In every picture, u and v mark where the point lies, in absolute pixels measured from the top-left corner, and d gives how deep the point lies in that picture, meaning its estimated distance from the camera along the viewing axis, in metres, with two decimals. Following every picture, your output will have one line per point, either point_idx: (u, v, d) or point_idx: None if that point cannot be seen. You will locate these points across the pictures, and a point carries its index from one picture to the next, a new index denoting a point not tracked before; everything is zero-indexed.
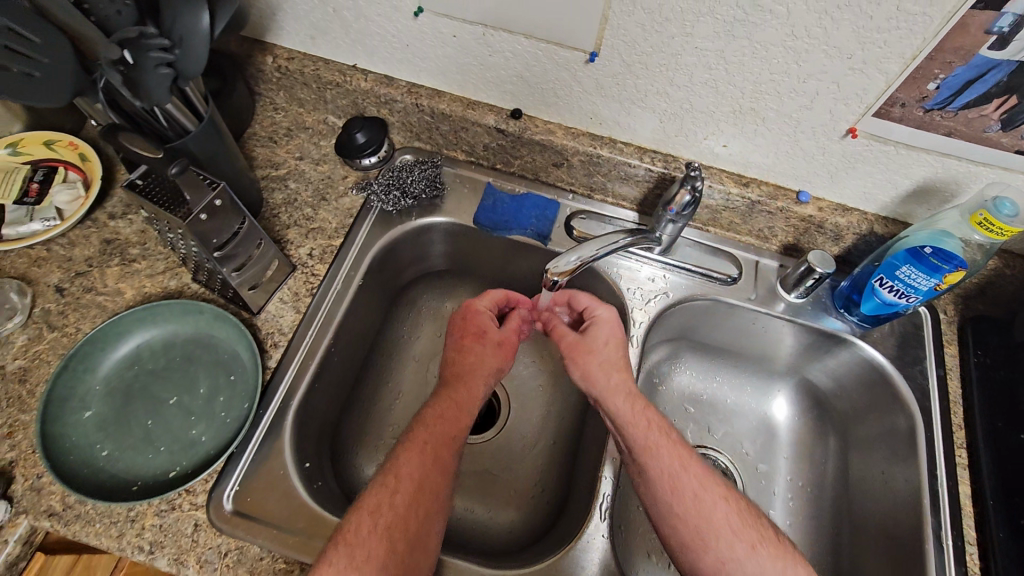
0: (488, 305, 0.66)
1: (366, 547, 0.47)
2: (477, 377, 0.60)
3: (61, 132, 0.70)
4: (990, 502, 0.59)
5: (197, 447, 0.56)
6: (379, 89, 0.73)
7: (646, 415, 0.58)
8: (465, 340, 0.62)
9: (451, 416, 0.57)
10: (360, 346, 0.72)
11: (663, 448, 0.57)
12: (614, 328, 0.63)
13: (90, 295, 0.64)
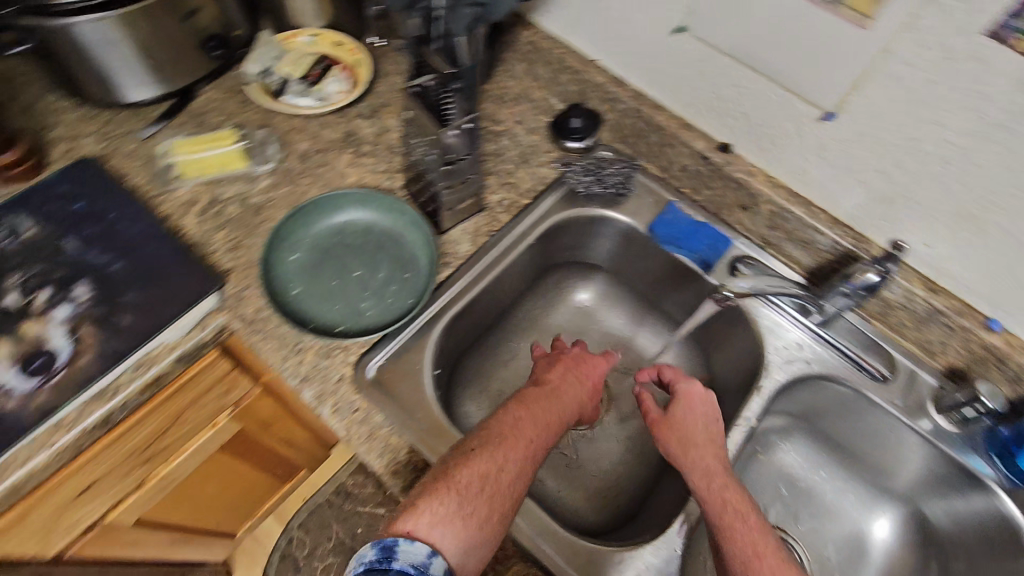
0: (584, 351, 0.69)
1: (475, 495, 0.49)
2: (570, 389, 0.63)
3: (348, 37, 0.84)
4: None
5: (362, 316, 0.65)
6: (610, 87, 0.80)
7: (723, 487, 0.57)
8: (563, 364, 0.66)
9: (551, 412, 0.59)
10: (505, 298, 0.79)
11: (747, 529, 0.54)
12: (705, 403, 0.65)
13: (325, 169, 0.76)
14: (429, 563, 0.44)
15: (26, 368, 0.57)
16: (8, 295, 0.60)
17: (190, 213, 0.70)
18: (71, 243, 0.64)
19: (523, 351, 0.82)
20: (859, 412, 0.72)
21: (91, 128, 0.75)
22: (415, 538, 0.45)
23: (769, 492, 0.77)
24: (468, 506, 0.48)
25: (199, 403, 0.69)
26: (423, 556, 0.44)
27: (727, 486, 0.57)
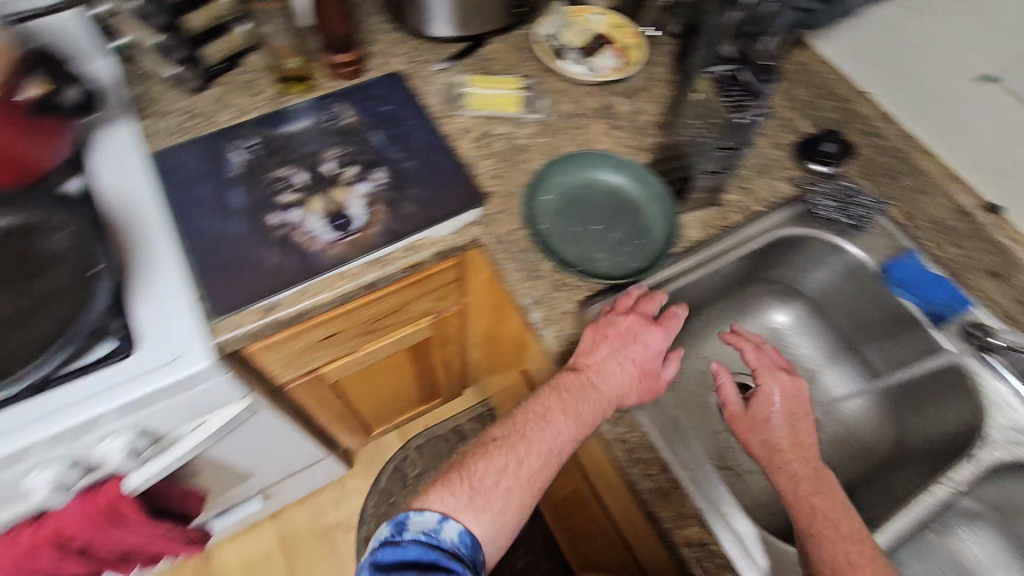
0: (647, 325, 0.64)
1: (499, 483, 0.54)
2: (610, 380, 0.60)
3: (628, 22, 0.91)
4: None
5: (594, 265, 0.71)
6: (876, 120, 0.78)
7: (807, 492, 0.55)
8: (614, 339, 0.62)
9: (580, 404, 0.58)
10: (709, 295, 0.81)
11: (834, 537, 0.52)
12: (797, 398, 0.62)
13: (582, 130, 0.83)
14: (439, 528, 0.50)
15: (331, 222, 0.69)
16: (327, 164, 0.74)
17: (467, 136, 0.80)
18: (377, 136, 0.77)
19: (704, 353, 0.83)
20: None
21: (401, 50, 0.88)
22: (424, 510, 0.52)
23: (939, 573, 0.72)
24: (493, 489, 0.53)
25: (422, 297, 0.80)
26: (433, 523, 0.50)
27: (815, 491, 0.55)
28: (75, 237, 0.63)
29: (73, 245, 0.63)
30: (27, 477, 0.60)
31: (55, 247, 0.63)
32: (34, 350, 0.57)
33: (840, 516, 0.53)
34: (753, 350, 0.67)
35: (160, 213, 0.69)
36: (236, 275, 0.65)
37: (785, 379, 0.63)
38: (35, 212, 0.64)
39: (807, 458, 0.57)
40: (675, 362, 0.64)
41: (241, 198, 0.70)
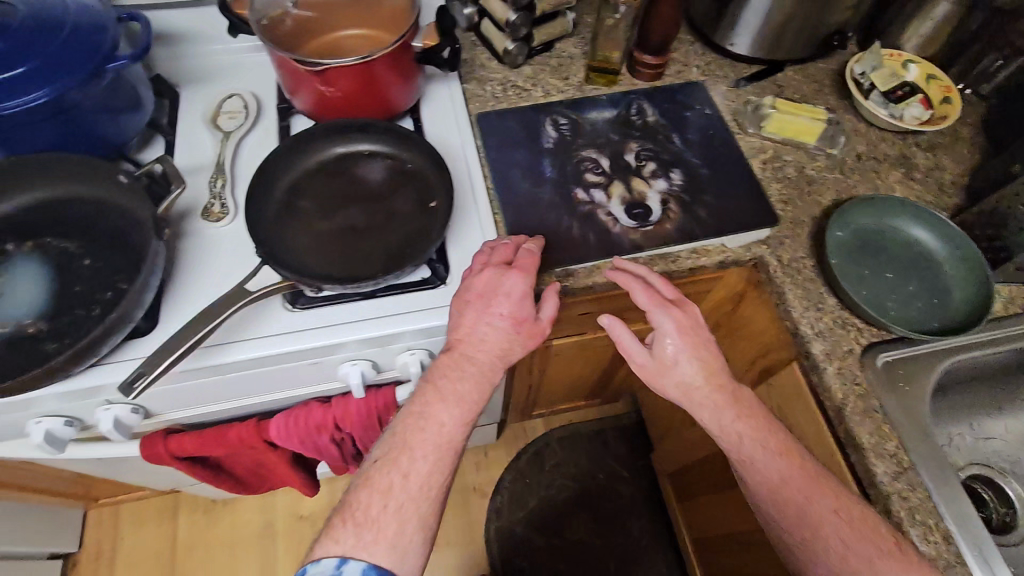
0: (506, 271, 0.62)
1: (386, 509, 0.53)
2: (483, 333, 0.60)
3: (943, 74, 0.86)
4: None
5: (886, 313, 0.69)
6: None
7: (733, 428, 0.61)
8: (496, 284, 0.62)
9: (460, 363, 0.59)
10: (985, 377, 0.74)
11: (755, 442, 0.60)
12: (692, 331, 0.63)
13: (876, 174, 0.80)
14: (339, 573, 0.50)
15: (630, 211, 0.72)
16: (629, 155, 0.77)
17: (759, 156, 0.80)
18: (677, 139, 0.80)
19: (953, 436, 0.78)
20: None
21: (698, 61, 0.91)
22: (326, 557, 0.51)
23: None
24: (382, 516, 0.53)
25: None
26: (330, 571, 0.50)
27: (743, 455, 0.60)
28: (423, 172, 0.72)
29: (421, 178, 0.72)
30: (343, 365, 0.69)
31: (404, 177, 0.72)
32: (386, 261, 0.66)
33: (757, 454, 0.60)
34: (641, 291, 0.63)
35: (482, 166, 0.76)
36: (541, 239, 0.70)
37: (710, 355, 0.62)
38: (394, 141, 0.73)
39: (735, 412, 0.61)
40: (552, 298, 0.63)
41: (551, 170, 0.76)
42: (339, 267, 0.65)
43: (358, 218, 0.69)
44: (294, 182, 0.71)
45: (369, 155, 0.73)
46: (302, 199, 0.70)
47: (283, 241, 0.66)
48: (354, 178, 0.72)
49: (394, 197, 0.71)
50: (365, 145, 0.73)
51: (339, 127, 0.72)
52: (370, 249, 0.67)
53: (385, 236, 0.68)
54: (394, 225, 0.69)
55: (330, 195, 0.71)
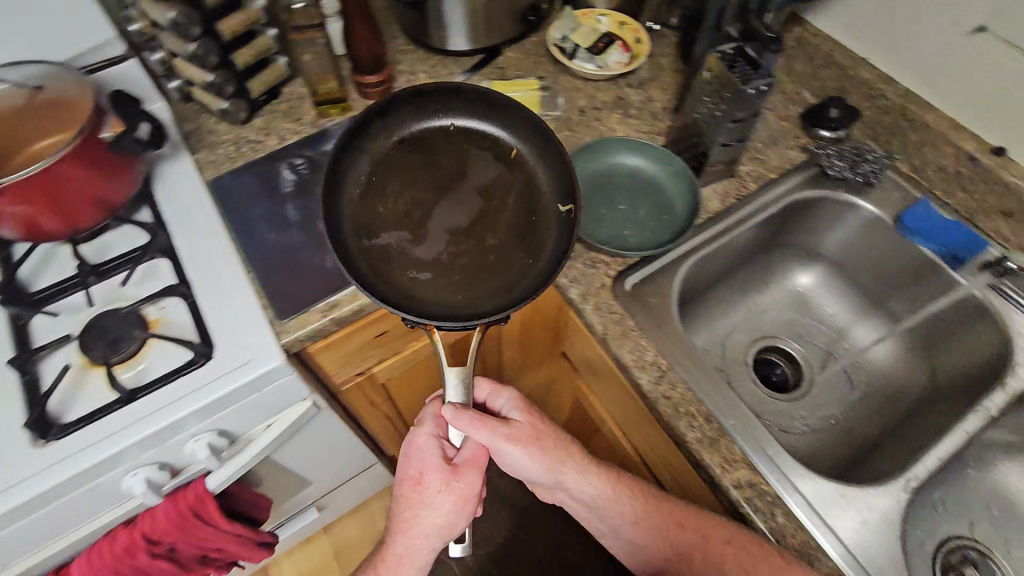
0: (452, 471, 0.67)
1: None
2: (435, 516, 0.67)
3: (631, 18, 0.97)
4: None
5: (624, 241, 0.76)
6: (877, 84, 0.84)
7: (616, 497, 0.68)
8: (421, 483, 0.67)
9: (427, 535, 0.68)
10: (729, 265, 0.85)
11: (625, 499, 0.68)
12: (534, 432, 0.68)
13: (597, 123, 0.89)
14: None
15: None
16: None
17: None
18: None
19: (734, 328, 0.88)
20: None
21: (424, 67, 0.95)
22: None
23: (980, 511, 0.76)
24: None
25: None
26: None
27: (639, 518, 0.67)
28: (512, 150, 0.76)
29: (516, 153, 0.75)
30: (126, 478, 0.65)
31: (516, 156, 0.75)
32: (531, 262, 0.68)
33: (632, 503, 0.68)
34: (484, 423, 0.65)
35: (223, 230, 0.75)
36: (294, 280, 0.70)
37: (556, 445, 0.69)
38: (489, 112, 0.75)
39: (576, 472, 0.68)
40: (470, 446, 0.68)
41: (296, 212, 0.76)
42: (480, 298, 0.66)
43: (457, 220, 0.70)
44: (363, 219, 0.68)
45: (133, 263, 0.72)
46: (374, 236, 0.68)
47: (378, 258, 0.67)
48: (437, 164, 0.74)
49: (500, 194, 0.73)
50: (464, 122, 0.76)
51: (419, 94, 0.74)
52: (491, 258, 0.69)
53: (485, 220, 0.71)
54: (495, 210, 0.72)
55: (431, 186, 0.72)
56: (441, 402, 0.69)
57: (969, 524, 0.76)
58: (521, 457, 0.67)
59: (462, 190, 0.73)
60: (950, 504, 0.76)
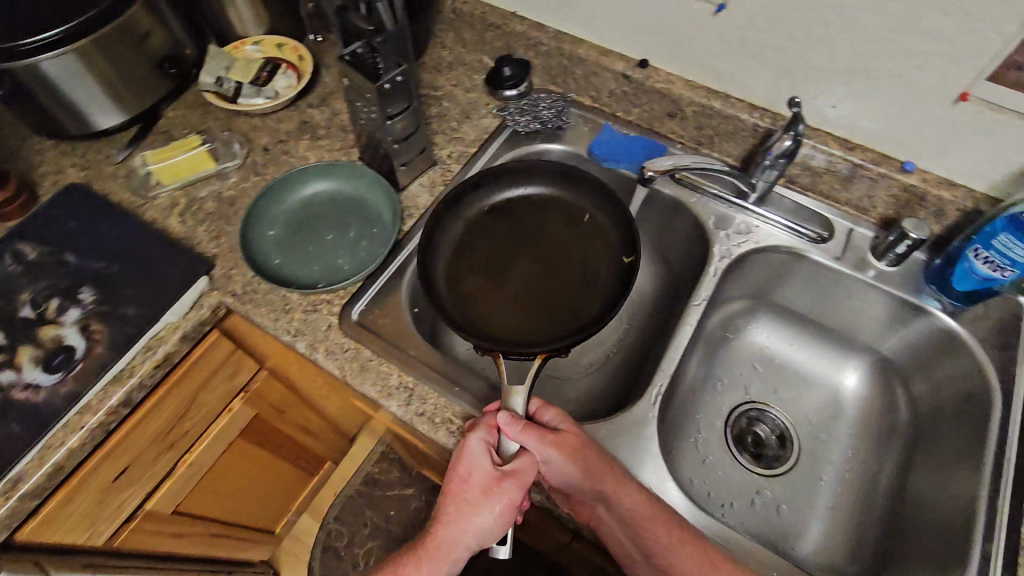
0: (497, 477, 0.57)
1: None
2: (474, 522, 0.57)
3: (289, 38, 0.91)
4: None
5: (340, 271, 0.72)
6: (531, 33, 0.85)
7: (658, 538, 0.58)
8: (465, 492, 0.57)
9: (455, 541, 0.58)
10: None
11: (658, 531, 0.58)
12: (584, 454, 0.58)
13: (286, 157, 0.83)
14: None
15: (50, 364, 0.64)
16: (25, 309, 0.68)
17: (173, 214, 0.77)
18: (72, 257, 0.71)
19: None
20: (808, 277, 0.79)
21: (72, 160, 0.82)
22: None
23: (747, 375, 0.85)
24: None
25: (204, 388, 0.75)
26: None
27: (666, 550, 0.58)
28: (582, 212, 0.77)
29: (586, 214, 0.77)
30: None
31: (527, 197, 0.78)
32: (589, 312, 0.71)
33: (663, 535, 0.58)
34: (528, 431, 0.57)
35: None
36: None
37: (603, 465, 0.59)
38: (560, 179, 0.77)
39: (617, 487, 0.58)
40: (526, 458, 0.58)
41: None
42: (548, 316, 0.71)
43: (529, 270, 0.75)
44: (451, 265, 0.74)
45: None
46: (472, 308, 0.72)
47: (461, 305, 0.72)
48: (522, 228, 0.77)
49: (587, 250, 0.75)
50: (528, 183, 0.78)
51: (521, 171, 0.77)
52: (536, 295, 0.73)
53: (565, 275, 0.74)
54: (566, 249, 0.76)
55: (492, 243, 0.76)
56: (507, 410, 0.58)
57: (743, 386, 0.85)
58: (563, 471, 0.58)
59: (538, 241, 0.76)
60: (721, 379, 0.85)
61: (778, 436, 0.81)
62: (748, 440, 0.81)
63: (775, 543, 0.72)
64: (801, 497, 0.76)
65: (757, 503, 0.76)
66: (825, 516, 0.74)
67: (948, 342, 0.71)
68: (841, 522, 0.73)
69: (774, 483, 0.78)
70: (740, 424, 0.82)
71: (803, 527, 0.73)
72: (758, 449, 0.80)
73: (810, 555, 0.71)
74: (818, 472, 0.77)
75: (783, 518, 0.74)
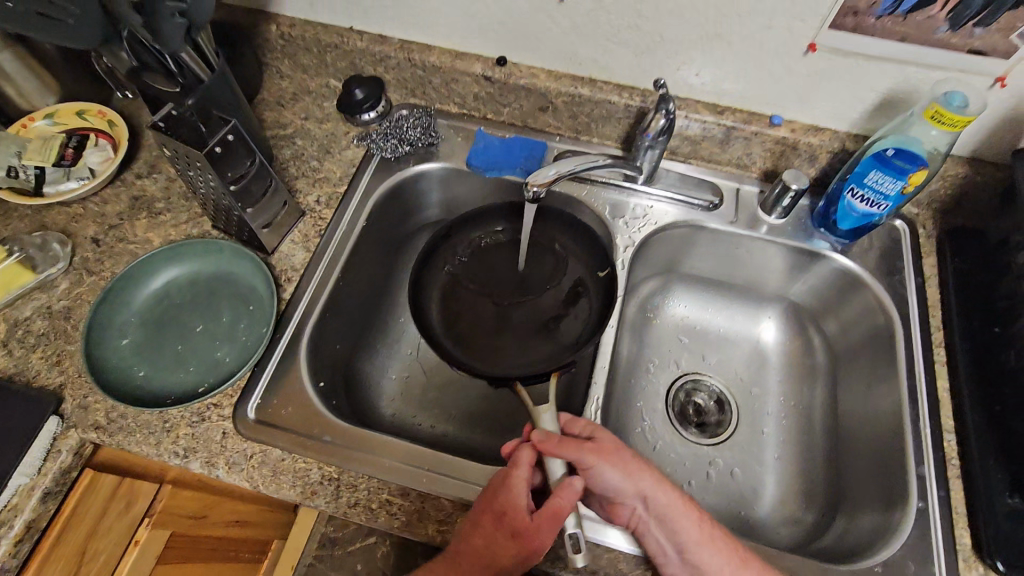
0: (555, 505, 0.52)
1: None
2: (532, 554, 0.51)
3: (90, 102, 0.77)
4: (968, 408, 0.63)
5: (222, 366, 0.62)
6: (374, 47, 0.77)
7: (692, 536, 0.57)
8: (500, 522, 0.52)
9: (481, 568, 0.52)
10: (361, 296, 0.76)
11: (689, 531, 0.57)
12: (621, 459, 0.58)
13: (122, 244, 0.70)
14: None
15: None
16: None
17: None
18: None
19: (409, 339, 0.80)
20: (711, 244, 0.79)
21: None
22: None
23: (674, 350, 0.86)
24: None
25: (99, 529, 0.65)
26: None
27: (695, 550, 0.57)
28: (553, 242, 0.78)
29: (557, 244, 0.78)
30: None
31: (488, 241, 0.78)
32: (588, 321, 0.72)
33: (692, 533, 0.57)
34: (567, 443, 0.56)
35: None
36: None
37: (641, 466, 0.58)
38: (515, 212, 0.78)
39: (655, 482, 0.58)
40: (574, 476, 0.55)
41: None
42: (547, 341, 0.73)
43: (513, 300, 0.76)
44: (443, 314, 0.75)
45: None
46: (469, 351, 0.72)
47: (465, 349, 0.72)
48: (492, 267, 0.78)
49: (551, 268, 0.77)
50: (487, 224, 0.78)
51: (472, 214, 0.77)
52: (524, 322, 0.74)
53: (545, 293, 0.76)
54: (540, 270, 0.77)
55: (474, 291, 0.77)
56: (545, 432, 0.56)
57: (673, 362, 0.85)
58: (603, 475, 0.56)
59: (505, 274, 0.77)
60: (652, 360, 0.85)
61: (716, 402, 0.83)
62: (690, 413, 0.82)
63: (738, 508, 0.73)
64: (750, 456, 0.77)
65: (713, 474, 0.77)
66: (776, 468, 0.76)
67: (850, 277, 0.75)
68: (790, 470, 0.75)
69: (723, 449, 0.79)
70: (678, 398, 0.83)
71: (758, 484, 0.75)
72: (700, 419, 0.82)
73: (772, 511, 0.72)
74: (759, 426, 0.79)
75: (737, 481, 0.76)
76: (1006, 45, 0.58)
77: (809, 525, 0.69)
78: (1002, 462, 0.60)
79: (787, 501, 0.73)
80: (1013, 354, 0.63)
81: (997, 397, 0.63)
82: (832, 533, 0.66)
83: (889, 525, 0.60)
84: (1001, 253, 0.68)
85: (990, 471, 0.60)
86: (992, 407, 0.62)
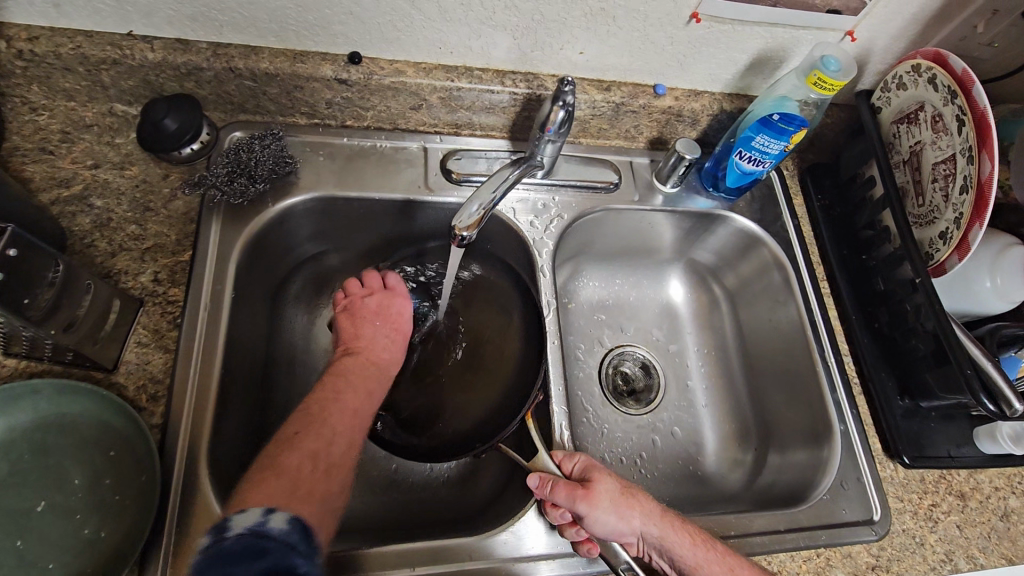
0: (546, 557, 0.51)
1: None
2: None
3: None
4: (856, 330, 0.74)
5: (99, 545, 0.46)
6: (175, 59, 0.57)
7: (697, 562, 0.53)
8: (397, 331, 0.68)
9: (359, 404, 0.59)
10: (251, 380, 0.62)
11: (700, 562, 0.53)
12: (616, 499, 0.55)
13: None
14: None
15: None
16: None
17: None
18: None
19: None
20: (616, 221, 0.78)
21: None
22: None
23: (596, 328, 0.85)
24: None
25: None
26: None
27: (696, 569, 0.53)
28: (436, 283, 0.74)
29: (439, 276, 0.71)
30: None
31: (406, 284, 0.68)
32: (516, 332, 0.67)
33: (697, 561, 0.53)
34: (559, 489, 0.54)
35: None
36: None
37: (635, 501, 0.55)
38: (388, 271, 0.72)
39: (648, 513, 0.55)
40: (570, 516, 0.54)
41: None
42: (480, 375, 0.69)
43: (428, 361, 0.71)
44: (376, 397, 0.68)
45: None
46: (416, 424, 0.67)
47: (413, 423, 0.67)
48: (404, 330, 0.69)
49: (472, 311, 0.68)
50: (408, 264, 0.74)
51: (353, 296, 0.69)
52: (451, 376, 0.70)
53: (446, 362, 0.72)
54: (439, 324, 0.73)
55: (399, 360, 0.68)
56: (534, 477, 0.55)
57: (598, 341, 0.84)
58: (599, 517, 0.53)
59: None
60: (578, 345, 0.83)
61: (642, 368, 0.84)
62: (622, 385, 0.82)
63: (688, 465, 0.77)
64: (684, 410, 0.81)
65: (659, 439, 0.79)
66: (707, 415, 0.81)
67: (741, 230, 0.79)
68: (720, 416, 0.81)
69: (661, 412, 0.81)
70: (608, 374, 0.82)
71: (698, 436, 0.79)
72: (630, 388, 0.82)
73: (716, 457, 0.78)
74: (684, 380, 0.83)
75: (679, 439, 0.79)
76: (857, 4, 0.61)
77: (749, 463, 0.77)
78: (886, 366, 0.72)
79: (725, 444, 0.79)
80: (881, 279, 0.73)
81: (873, 314, 0.74)
82: (771, 467, 0.74)
83: (820, 458, 0.69)
84: (853, 188, 0.77)
85: (883, 379, 0.71)
86: (871, 325, 0.73)
